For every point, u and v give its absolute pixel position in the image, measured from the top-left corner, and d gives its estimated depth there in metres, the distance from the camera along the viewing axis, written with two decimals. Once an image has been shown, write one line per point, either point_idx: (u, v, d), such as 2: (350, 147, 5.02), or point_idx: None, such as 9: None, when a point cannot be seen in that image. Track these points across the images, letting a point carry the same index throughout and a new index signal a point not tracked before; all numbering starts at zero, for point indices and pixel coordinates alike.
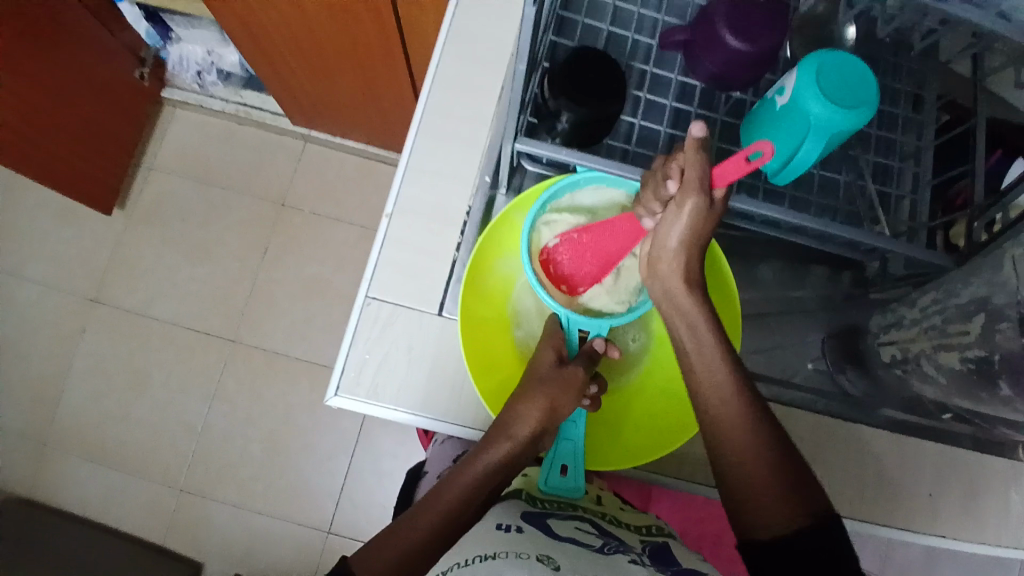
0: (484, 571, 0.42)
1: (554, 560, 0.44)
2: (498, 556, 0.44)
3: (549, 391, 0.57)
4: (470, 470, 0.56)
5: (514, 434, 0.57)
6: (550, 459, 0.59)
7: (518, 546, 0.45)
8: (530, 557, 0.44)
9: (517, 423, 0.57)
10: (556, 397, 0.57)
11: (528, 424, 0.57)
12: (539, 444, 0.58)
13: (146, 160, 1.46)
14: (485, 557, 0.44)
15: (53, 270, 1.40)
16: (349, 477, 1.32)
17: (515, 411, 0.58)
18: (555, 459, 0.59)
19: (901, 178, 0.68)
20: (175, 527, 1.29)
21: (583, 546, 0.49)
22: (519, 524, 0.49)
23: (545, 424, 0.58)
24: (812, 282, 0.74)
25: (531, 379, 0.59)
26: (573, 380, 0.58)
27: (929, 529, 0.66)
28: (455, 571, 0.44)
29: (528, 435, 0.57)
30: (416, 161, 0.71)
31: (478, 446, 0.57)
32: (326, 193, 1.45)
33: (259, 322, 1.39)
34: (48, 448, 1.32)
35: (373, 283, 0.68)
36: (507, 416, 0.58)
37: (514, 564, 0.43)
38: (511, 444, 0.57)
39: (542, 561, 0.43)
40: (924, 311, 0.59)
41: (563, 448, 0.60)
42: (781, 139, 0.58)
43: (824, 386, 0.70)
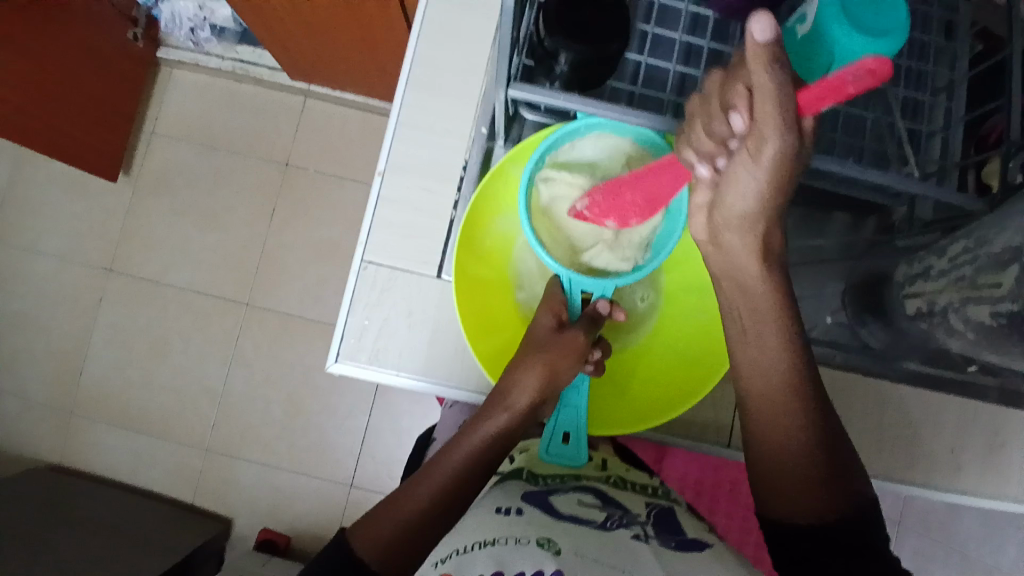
0: (482, 558, 0.41)
1: (554, 543, 0.42)
2: (497, 542, 0.43)
3: (548, 355, 0.56)
4: (470, 440, 0.55)
5: (512, 404, 0.56)
6: (551, 425, 0.58)
7: (518, 531, 0.44)
8: (529, 541, 0.42)
9: (514, 392, 0.56)
10: (554, 364, 0.56)
11: (526, 393, 0.56)
12: (540, 412, 0.58)
13: (146, 123, 1.43)
14: (483, 544, 0.43)
15: (66, 240, 1.40)
16: (367, 435, 1.34)
17: (513, 379, 0.57)
18: (557, 425, 0.58)
19: (930, 114, 0.62)
20: (204, 485, 1.34)
21: (585, 522, 0.47)
22: (519, 506, 0.48)
23: (545, 392, 0.57)
24: (833, 231, 0.70)
25: (530, 345, 0.58)
26: (572, 346, 0.57)
27: (952, 485, 0.64)
28: (453, 559, 0.43)
29: (526, 404, 0.56)
30: (409, 113, 0.67)
31: (478, 414, 0.57)
32: (330, 151, 1.41)
33: (271, 286, 1.38)
34: (77, 414, 1.36)
35: (369, 245, 0.66)
36: (505, 384, 0.57)
37: (512, 551, 0.42)
38: (510, 415, 0.56)
39: (542, 546, 0.42)
40: (952, 261, 0.53)
41: (565, 415, 0.59)
42: (806, 74, 0.52)
43: (841, 338, 0.68)
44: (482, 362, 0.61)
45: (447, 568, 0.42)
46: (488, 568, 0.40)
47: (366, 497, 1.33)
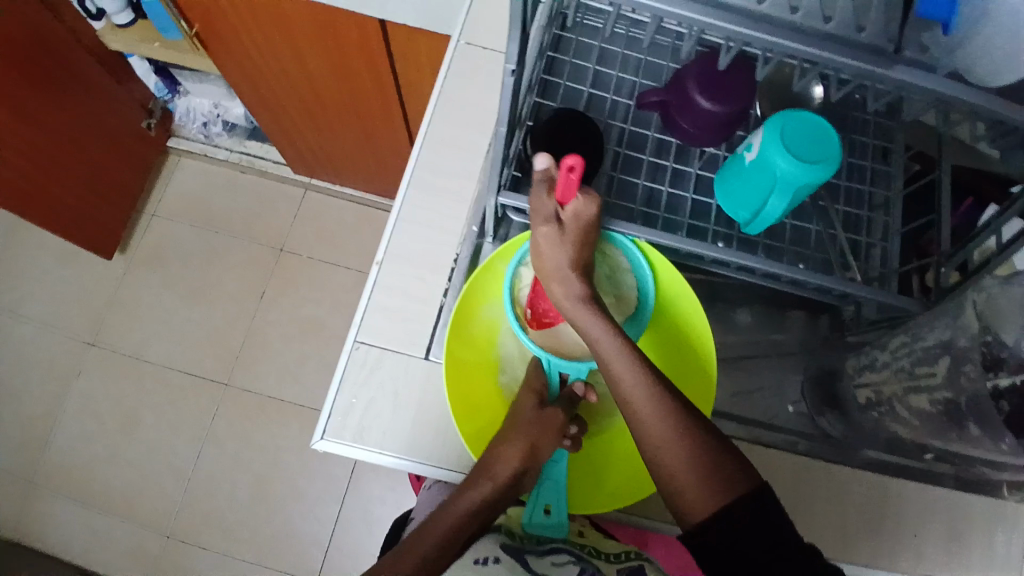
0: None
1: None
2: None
3: (532, 433, 0.59)
4: (453, 511, 0.57)
5: (495, 474, 0.58)
6: (533, 499, 0.61)
7: None
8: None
9: (498, 464, 0.58)
10: (536, 440, 0.59)
11: (509, 464, 0.58)
12: (519, 485, 0.59)
13: (150, 206, 1.50)
14: None
15: (52, 311, 1.42)
16: (338, 523, 1.31)
17: (496, 452, 0.59)
18: (538, 500, 0.61)
19: (871, 228, 0.70)
20: (160, 574, 1.27)
21: None
22: (496, 555, 0.55)
23: (526, 465, 0.59)
24: (791, 326, 0.76)
25: (513, 424, 0.60)
26: (552, 422, 0.60)
27: (917, 571, 0.65)
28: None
29: (509, 475, 0.58)
30: (408, 211, 0.75)
31: (460, 487, 0.58)
32: (324, 238, 1.49)
33: (254, 365, 1.40)
34: (34, 492, 1.31)
35: (362, 328, 0.70)
36: (490, 458, 0.59)
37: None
38: (493, 485, 0.57)
39: None
40: (892, 354, 0.62)
41: (546, 488, 0.61)
42: (754, 192, 0.61)
43: (805, 427, 0.72)
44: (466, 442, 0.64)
45: None
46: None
47: None
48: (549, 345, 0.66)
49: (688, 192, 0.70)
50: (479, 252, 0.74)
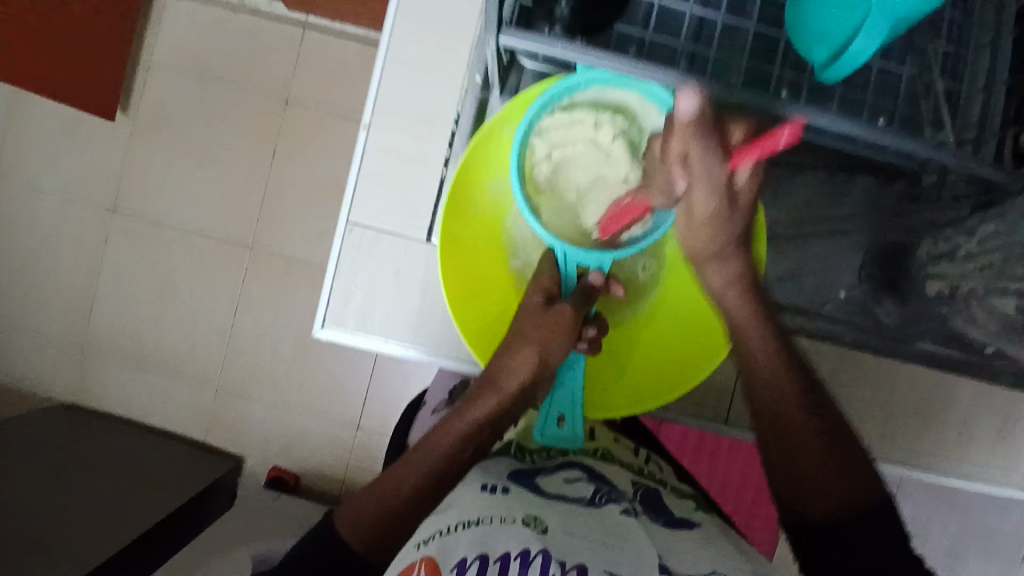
0: (466, 538, 0.38)
1: (542, 521, 0.40)
2: (480, 522, 0.39)
3: (540, 336, 0.54)
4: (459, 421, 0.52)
5: (502, 386, 0.54)
6: (545, 408, 0.55)
7: (503, 508, 0.41)
8: (515, 519, 0.40)
9: (506, 375, 0.54)
10: (547, 340, 0.54)
11: (519, 374, 0.54)
12: (530, 397, 0.55)
13: (142, 57, 1.36)
14: (467, 524, 0.40)
15: (68, 179, 1.38)
16: (372, 379, 1.35)
17: (504, 359, 0.55)
18: (551, 408, 0.55)
19: (971, 73, 0.55)
20: (214, 426, 1.38)
21: (573, 500, 0.44)
22: (504, 484, 0.45)
23: (536, 373, 0.54)
24: (858, 190, 0.63)
25: (519, 326, 0.56)
26: (561, 321, 0.54)
27: (958, 467, 0.61)
28: (435, 539, 0.39)
29: (517, 385, 0.54)
30: (397, 60, 0.62)
31: (466, 400, 0.54)
32: (332, 88, 1.35)
33: (274, 230, 1.36)
34: (90, 353, 1.39)
35: (354, 205, 0.62)
36: (495, 367, 0.55)
37: (499, 529, 0.39)
38: (499, 397, 0.53)
39: (529, 524, 0.40)
40: (976, 242, 0.57)
41: (559, 398, 0.56)
42: (845, 19, 0.47)
43: (858, 316, 0.62)
44: (470, 343, 0.59)
45: (431, 549, 0.38)
46: (471, 550, 0.37)
47: (370, 441, 1.35)
48: (567, 235, 0.59)
49: (750, 20, 0.55)
50: (485, 107, 0.63)
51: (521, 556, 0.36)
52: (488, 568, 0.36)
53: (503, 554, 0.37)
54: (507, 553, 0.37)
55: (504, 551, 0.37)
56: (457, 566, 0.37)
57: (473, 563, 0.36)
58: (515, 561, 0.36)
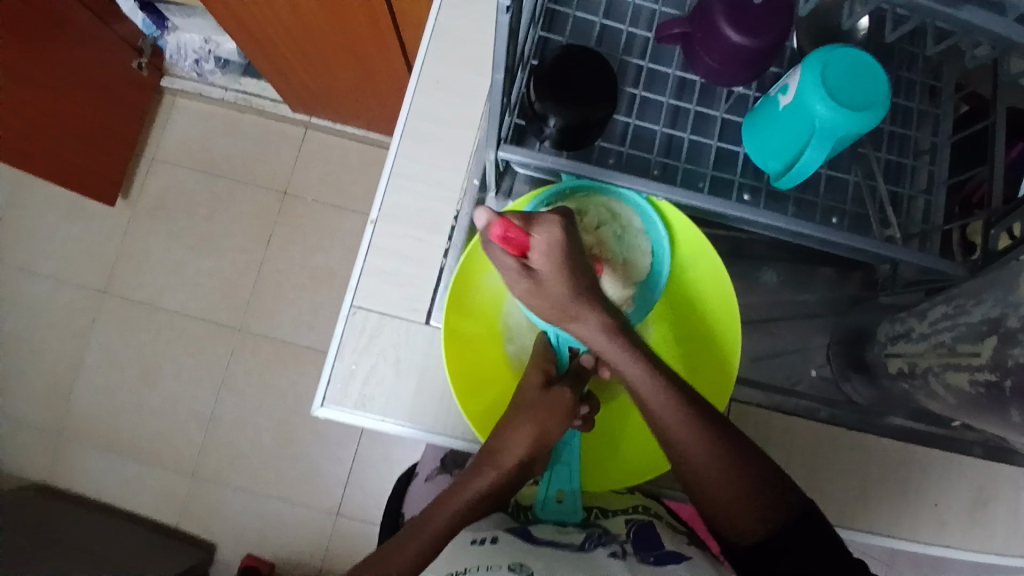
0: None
1: (526, 568, 0.46)
2: (466, 572, 0.46)
3: (536, 417, 0.57)
4: (459, 497, 0.56)
5: (500, 462, 0.57)
6: (546, 480, 0.61)
7: (490, 558, 0.48)
8: (501, 568, 0.46)
9: (503, 451, 0.57)
10: (543, 420, 0.57)
11: (515, 452, 0.57)
12: (529, 469, 0.59)
13: (149, 149, 1.44)
14: (456, 575, 0.46)
15: (62, 261, 1.41)
16: (355, 463, 1.34)
17: (503, 437, 0.57)
18: (551, 483, 0.60)
19: (913, 177, 0.63)
20: (188, 513, 1.33)
21: (563, 547, 0.53)
22: (493, 536, 0.52)
23: (532, 450, 0.58)
24: (820, 284, 0.71)
25: (517, 407, 0.58)
26: (558, 405, 0.58)
27: (934, 538, 0.64)
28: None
29: (513, 463, 0.57)
30: (402, 163, 0.69)
31: (465, 475, 0.58)
32: (328, 180, 1.43)
33: (264, 312, 1.39)
34: (63, 437, 1.35)
35: (359, 291, 0.67)
36: (494, 442, 0.58)
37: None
38: (498, 473, 0.57)
39: (515, 571, 0.46)
40: (932, 326, 0.55)
41: (558, 473, 0.61)
42: (789, 139, 0.54)
43: (830, 393, 0.68)
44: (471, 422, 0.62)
45: None
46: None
47: (351, 528, 1.32)
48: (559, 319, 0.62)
49: (712, 139, 0.62)
50: None
51: None
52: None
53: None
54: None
55: None
56: None
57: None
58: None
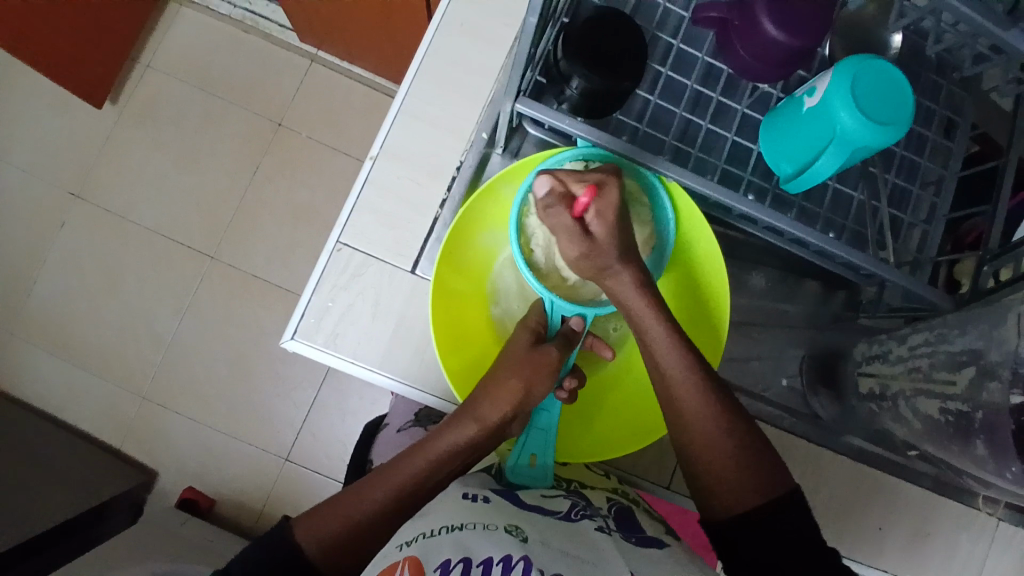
0: (450, 543, 0.44)
1: (521, 530, 0.46)
2: (463, 527, 0.46)
3: (523, 374, 0.57)
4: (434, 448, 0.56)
5: (482, 417, 0.57)
6: (518, 447, 0.59)
7: (486, 517, 0.48)
8: (497, 528, 0.46)
9: (485, 407, 0.57)
10: (529, 378, 0.57)
11: (498, 407, 0.57)
12: (506, 431, 0.58)
13: (143, 55, 1.37)
14: (451, 528, 0.46)
15: (38, 157, 1.35)
16: (312, 409, 1.32)
17: (487, 394, 0.57)
18: (524, 449, 0.59)
19: (917, 205, 0.63)
20: (132, 434, 1.30)
21: (550, 511, 0.51)
22: (485, 495, 0.52)
23: (516, 411, 0.58)
24: (803, 298, 0.70)
25: (505, 363, 0.58)
26: (543, 362, 0.57)
27: None
28: (420, 541, 0.45)
29: (496, 419, 0.57)
30: (411, 105, 0.67)
31: (446, 422, 0.57)
32: (327, 118, 1.38)
33: (241, 243, 1.35)
34: (12, 337, 1.31)
35: (347, 228, 0.65)
36: (479, 396, 0.57)
37: (481, 536, 0.45)
38: (479, 427, 0.57)
39: (510, 532, 0.46)
40: (910, 350, 0.55)
41: (534, 437, 0.60)
42: (806, 143, 0.54)
43: (794, 404, 0.69)
44: (450, 377, 0.61)
45: (414, 550, 0.44)
46: (456, 552, 0.43)
47: (297, 474, 1.30)
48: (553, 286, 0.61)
49: (729, 132, 0.61)
50: (486, 162, 0.66)
51: (503, 562, 0.42)
52: (471, 568, 0.42)
53: (485, 559, 0.43)
54: (490, 557, 0.43)
55: (487, 555, 0.43)
56: (441, 566, 0.42)
57: (459, 563, 0.42)
58: (495, 565, 0.42)
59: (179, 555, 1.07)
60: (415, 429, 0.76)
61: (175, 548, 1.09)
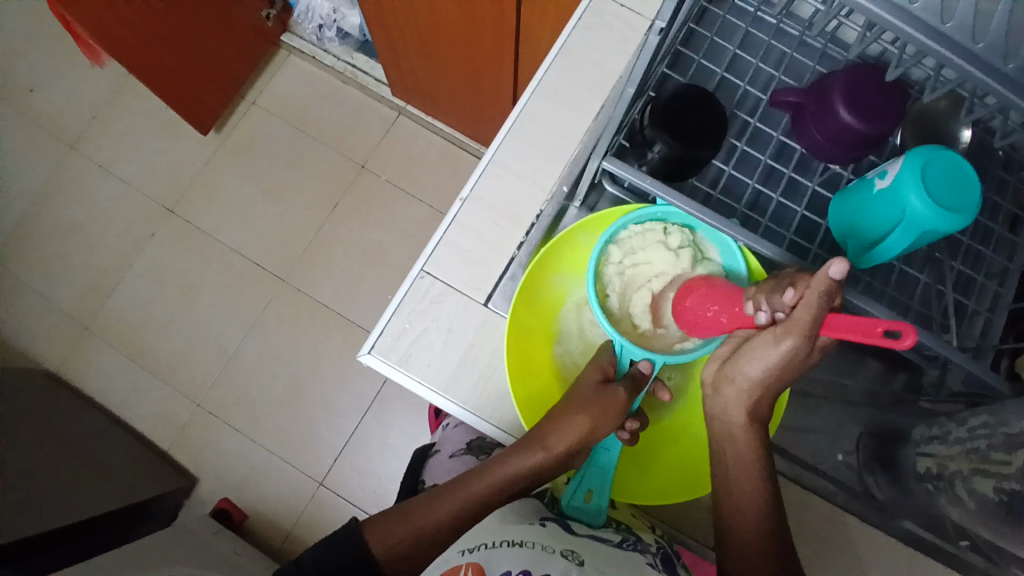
0: (511, 556, 0.47)
1: (577, 555, 0.48)
2: (524, 544, 0.48)
3: (588, 413, 0.59)
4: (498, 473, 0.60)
5: (548, 445, 0.60)
6: (576, 481, 0.63)
7: (545, 538, 0.49)
8: (554, 551, 0.48)
9: (552, 437, 0.60)
10: (593, 417, 0.59)
11: (563, 440, 0.60)
12: (569, 463, 0.62)
13: (251, 94, 1.53)
14: (512, 543, 0.49)
15: (146, 173, 1.49)
16: (353, 437, 1.36)
17: (553, 425, 0.60)
18: (581, 484, 0.63)
19: (981, 294, 0.64)
20: (182, 438, 1.36)
21: (603, 541, 0.53)
22: (544, 520, 0.53)
23: (581, 444, 0.60)
24: (865, 376, 0.71)
25: (571, 399, 0.60)
26: (611, 404, 0.59)
27: None
28: (482, 549, 0.49)
29: (561, 451, 0.60)
30: (501, 155, 0.74)
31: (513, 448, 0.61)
32: (406, 166, 1.49)
33: (310, 270, 1.44)
34: (91, 332, 1.41)
35: (431, 258, 0.71)
36: (544, 427, 0.61)
37: (540, 556, 0.47)
38: (544, 455, 0.60)
39: (567, 556, 0.48)
40: (970, 432, 0.55)
41: (592, 475, 0.63)
42: (876, 222, 0.57)
43: (849, 480, 0.68)
44: (518, 406, 0.65)
45: (476, 557, 0.48)
46: (516, 565, 0.46)
47: (329, 499, 1.33)
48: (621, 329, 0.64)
49: (798, 206, 0.66)
50: (563, 213, 0.71)
51: None
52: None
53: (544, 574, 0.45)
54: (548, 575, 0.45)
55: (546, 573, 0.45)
56: None
57: None
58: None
59: (208, 561, 1.09)
60: (467, 458, 0.79)
61: (206, 554, 1.12)
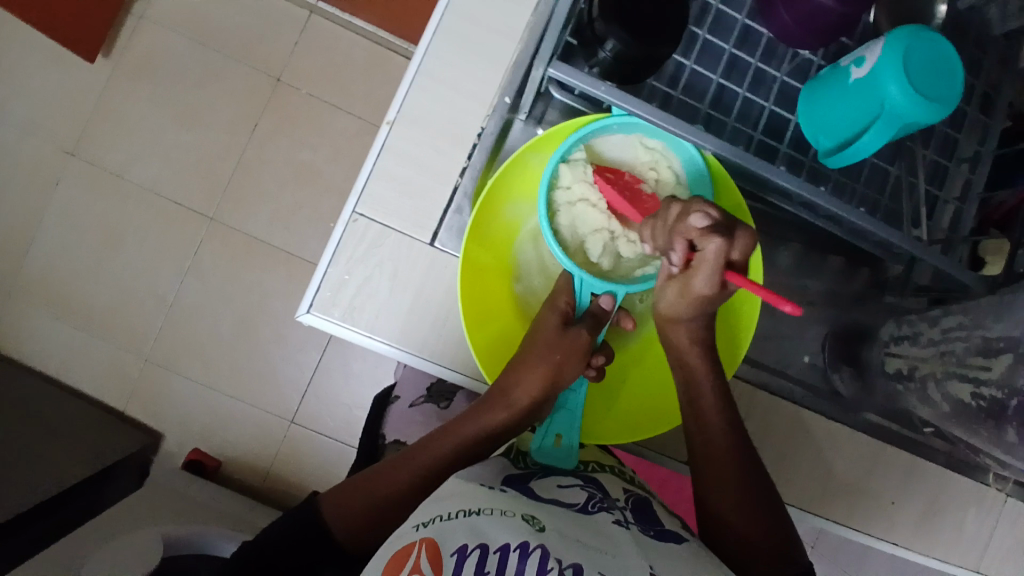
0: (464, 528, 0.44)
1: (538, 520, 0.45)
2: (481, 512, 0.45)
3: (556, 359, 0.58)
4: (466, 429, 0.59)
5: (514, 401, 0.58)
6: (545, 426, 0.59)
7: (503, 503, 0.47)
8: (514, 516, 0.45)
9: (516, 389, 0.58)
10: (558, 366, 0.58)
11: (529, 391, 0.58)
12: (538, 412, 0.60)
13: (136, 6, 1.30)
14: (467, 513, 0.46)
15: (29, 110, 1.29)
16: (316, 372, 1.31)
17: (517, 377, 0.59)
18: (549, 429, 0.59)
19: (951, 181, 0.61)
20: (137, 395, 1.29)
21: (567, 505, 0.49)
22: (503, 485, 0.50)
23: (548, 389, 0.59)
24: (827, 274, 0.68)
25: (536, 345, 0.59)
26: (575, 346, 0.58)
27: (867, 529, 0.69)
28: (436, 523, 0.45)
29: (527, 402, 0.59)
30: (429, 66, 0.63)
31: (480, 404, 0.60)
32: (330, 75, 1.33)
33: (241, 203, 1.32)
34: (10, 297, 1.28)
35: (363, 196, 0.63)
36: (510, 382, 0.59)
37: (496, 523, 0.44)
38: (511, 411, 0.58)
39: (528, 521, 0.45)
40: (942, 334, 0.58)
41: (558, 419, 0.60)
42: (851, 115, 0.51)
43: (815, 380, 0.67)
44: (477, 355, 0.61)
45: (430, 532, 0.44)
46: (472, 538, 0.43)
47: (303, 435, 1.31)
48: (580, 262, 0.60)
49: (764, 100, 0.59)
50: (508, 128, 0.65)
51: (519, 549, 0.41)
52: (487, 554, 0.41)
53: (501, 545, 0.42)
54: (506, 544, 0.42)
55: (503, 542, 0.42)
56: (457, 551, 0.42)
57: (475, 548, 0.42)
58: (510, 551, 0.41)
59: (189, 516, 1.08)
60: (429, 407, 0.78)
61: (186, 509, 1.10)
